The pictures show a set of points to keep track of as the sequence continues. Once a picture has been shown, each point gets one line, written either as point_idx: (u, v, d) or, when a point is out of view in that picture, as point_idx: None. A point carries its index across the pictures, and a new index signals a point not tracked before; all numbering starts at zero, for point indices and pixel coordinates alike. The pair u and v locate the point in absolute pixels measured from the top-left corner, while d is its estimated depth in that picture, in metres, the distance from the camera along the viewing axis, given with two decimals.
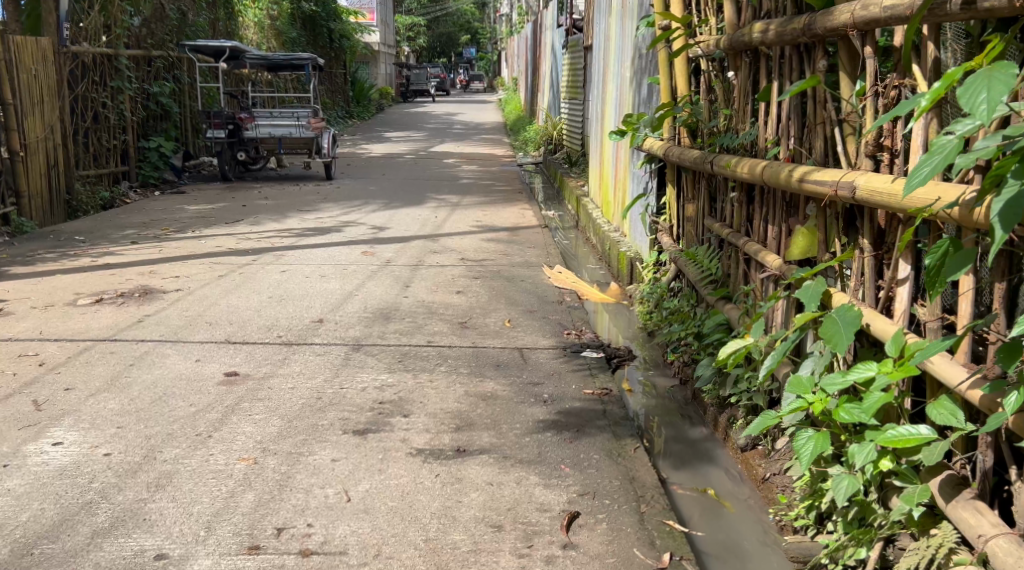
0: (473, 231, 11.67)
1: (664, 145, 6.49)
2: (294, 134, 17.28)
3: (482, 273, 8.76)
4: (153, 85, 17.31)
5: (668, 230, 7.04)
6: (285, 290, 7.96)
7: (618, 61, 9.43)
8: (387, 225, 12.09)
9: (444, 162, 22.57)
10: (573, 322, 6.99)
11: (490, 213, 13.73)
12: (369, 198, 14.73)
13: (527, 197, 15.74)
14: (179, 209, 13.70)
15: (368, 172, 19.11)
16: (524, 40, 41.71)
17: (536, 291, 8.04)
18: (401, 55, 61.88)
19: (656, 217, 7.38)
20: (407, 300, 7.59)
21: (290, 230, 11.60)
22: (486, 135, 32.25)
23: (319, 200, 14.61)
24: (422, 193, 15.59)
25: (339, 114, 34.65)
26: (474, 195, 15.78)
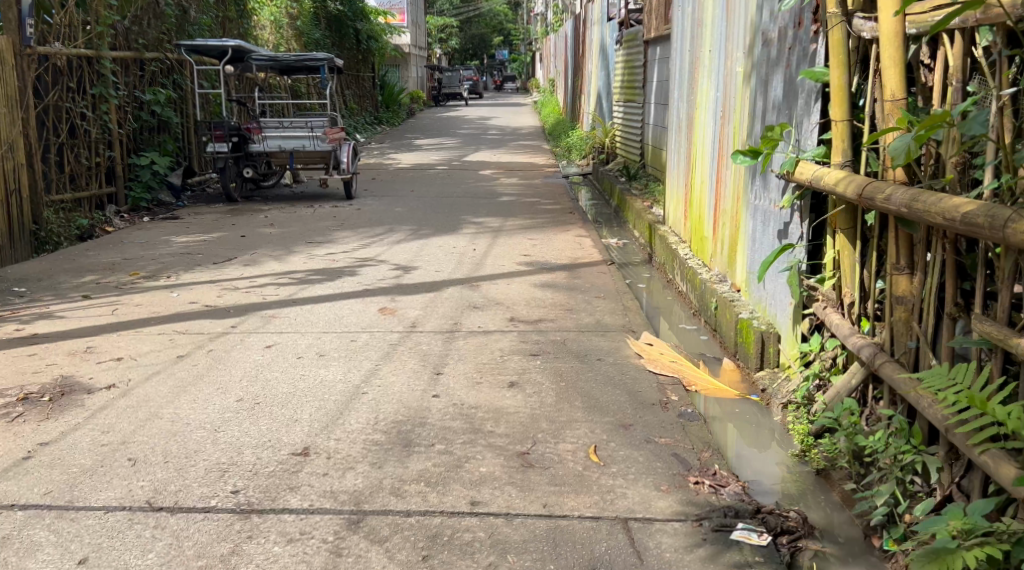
0: (522, 271, 9.32)
1: (861, 181, 4.17)
2: (308, 147, 14.83)
3: (542, 347, 6.32)
4: (146, 92, 15.09)
5: (839, 305, 4.59)
6: (265, 387, 5.52)
7: (720, 55, 7.01)
8: (413, 263, 9.76)
9: (481, 174, 20.16)
10: (697, 452, 4.48)
11: (541, 241, 11.34)
12: (394, 224, 12.41)
13: (580, 219, 13.35)
14: (164, 241, 11.44)
15: (394, 188, 16.79)
16: (563, 38, 39.13)
17: (624, 383, 5.47)
18: (434, 58, 59.48)
19: (812, 279, 4.90)
20: (439, 401, 5.19)
21: (292, 271, 9.30)
22: (525, 142, 29.87)
23: (332, 227, 12.29)
24: (457, 217, 13.27)
25: (366, 121, 32.31)
26: (519, 217, 13.41)
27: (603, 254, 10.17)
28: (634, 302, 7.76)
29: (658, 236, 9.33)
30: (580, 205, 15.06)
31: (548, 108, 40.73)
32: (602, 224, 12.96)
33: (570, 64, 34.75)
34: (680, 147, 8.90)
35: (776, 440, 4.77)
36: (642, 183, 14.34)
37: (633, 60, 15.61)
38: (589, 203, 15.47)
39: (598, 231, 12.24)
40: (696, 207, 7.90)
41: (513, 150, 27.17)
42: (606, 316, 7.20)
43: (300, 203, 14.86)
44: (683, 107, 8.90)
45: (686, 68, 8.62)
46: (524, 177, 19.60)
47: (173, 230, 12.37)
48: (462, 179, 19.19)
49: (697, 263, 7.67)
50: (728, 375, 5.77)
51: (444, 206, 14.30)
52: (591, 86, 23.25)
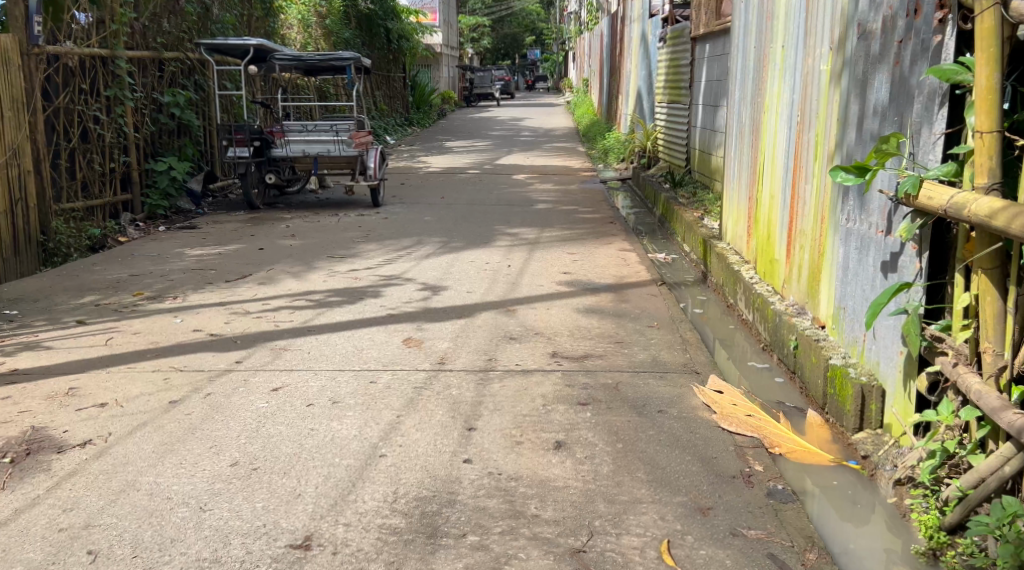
0: (563, 293, 8.43)
1: None
2: (334, 152, 13.88)
3: (594, 394, 5.38)
4: (165, 93, 14.04)
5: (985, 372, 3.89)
6: (261, 454, 4.59)
7: (796, 52, 6.16)
8: (443, 281, 8.90)
9: (514, 179, 19.28)
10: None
11: (582, 256, 10.45)
12: (423, 236, 11.56)
13: (622, 230, 12.45)
14: (177, 254, 10.61)
15: (423, 195, 15.94)
16: (598, 37, 38.24)
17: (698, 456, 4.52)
18: (465, 58, 58.67)
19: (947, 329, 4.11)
20: (469, 485, 4.31)
21: (311, 291, 8.46)
22: (559, 144, 28.96)
23: (357, 238, 11.45)
24: (490, 227, 12.41)
25: (396, 122, 31.49)
26: (557, 227, 12.53)
27: (650, 272, 9.27)
28: (696, 334, 6.86)
29: (716, 255, 8.43)
30: (620, 213, 14.16)
31: (582, 108, 39.78)
32: (646, 237, 12.06)
33: (605, 64, 33.80)
34: (744, 158, 8.01)
35: (883, 522, 4.16)
36: (689, 191, 13.43)
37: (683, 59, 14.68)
38: (631, 210, 14.56)
39: (643, 244, 11.34)
40: (767, 225, 7.03)
41: (547, 152, 26.27)
42: (663, 352, 6.31)
43: (325, 210, 14.04)
44: (744, 111, 8.04)
45: (749, 69, 7.77)
46: (559, 182, 18.72)
47: (188, 241, 11.51)
48: (495, 184, 18.34)
49: (766, 290, 6.80)
50: (815, 433, 4.87)
51: (476, 216, 13.45)
52: (630, 87, 22.31)
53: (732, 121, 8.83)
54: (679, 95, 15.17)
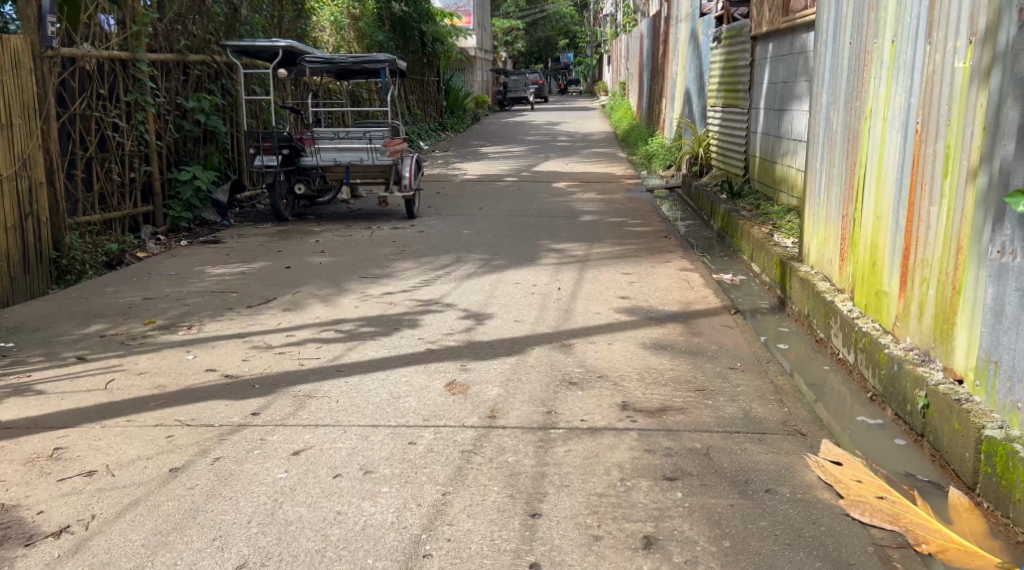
0: (625, 323, 7.48)
1: None
2: (366, 161, 13.01)
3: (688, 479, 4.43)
4: (189, 99, 12.90)
5: None
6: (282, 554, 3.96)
7: (912, 51, 5.43)
8: (488, 307, 7.96)
9: (555, 187, 18.33)
10: None
11: (640, 276, 9.48)
12: (464, 253, 10.62)
13: (678, 245, 11.48)
14: (197, 271, 9.67)
15: (461, 205, 15.01)
16: (637, 38, 37.24)
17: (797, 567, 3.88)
18: (498, 61, 57.81)
19: None
20: None
21: (342, 318, 7.54)
22: (598, 149, 27.99)
23: (392, 255, 10.53)
24: (536, 242, 11.47)
25: (429, 127, 30.60)
26: (607, 242, 11.58)
27: (719, 300, 8.29)
28: (790, 382, 5.91)
29: (803, 282, 7.51)
30: (674, 225, 13.19)
31: (620, 113, 38.76)
32: (707, 254, 11.07)
33: (645, 67, 32.79)
34: (834, 177, 7.15)
35: None
36: (752, 203, 12.45)
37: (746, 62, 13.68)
38: (685, 222, 13.58)
39: (705, 263, 10.36)
40: (865, 250, 6.27)
41: (587, 158, 25.30)
42: (755, 406, 5.34)
43: (357, 222, 13.16)
44: (831, 121, 7.23)
45: (837, 74, 7.00)
46: (603, 191, 17.75)
47: (211, 256, 10.59)
48: (535, 193, 17.40)
49: (873, 327, 5.87)
50: (964, 520, 4.20)
51: (520, 229, 12.51)
52: (676, 91, 21.31)
53: (815, 131, 7.92)
54: (740, 100, 14.16)
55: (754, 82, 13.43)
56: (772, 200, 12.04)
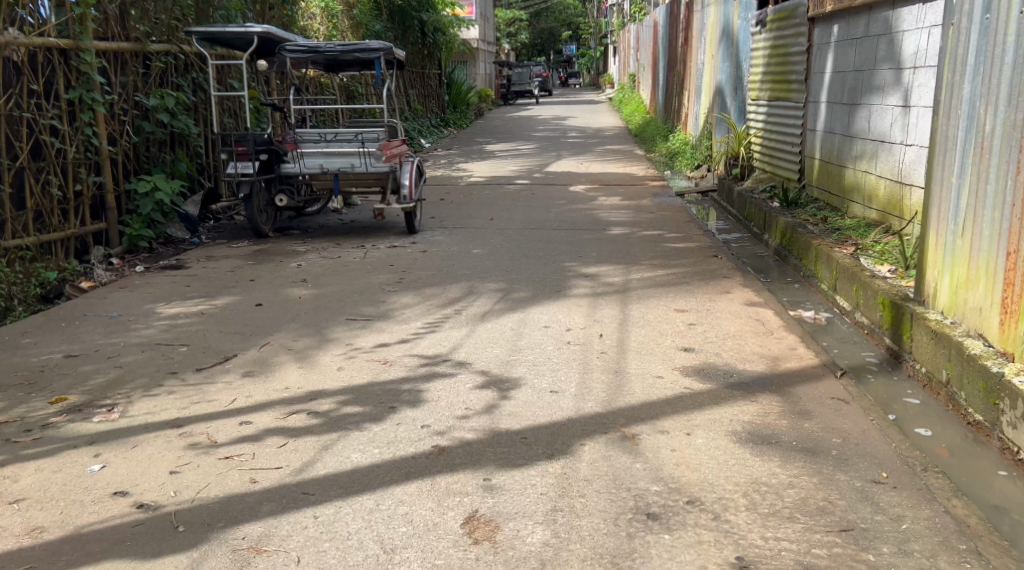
0: (703, 397, 5.55)
1: None
2: (358, 167, 10.95)
3: None
4: (150, 95, 10.78)
5: None
6: None
7: None
8: (513, 368, 6.05)
9: (571, 191, 16.37)
10: None
11: (701, 316, 7.54)
12: (476, 283, 8.70)
13: (733, 268, 9.56)
14: (145, 310, 7.62)
15: (469, 216, 13.08)
16: (650, 27, 35.24)
17: None
18: (500, 54, 55.82)
19: None
20: None
21: (319, 387, 5.62)
22: (612, 146, 26.08)
23: (389, 285, 8.60)
24: (562, 268, 9.56)
25: (430, 124, 28.68)
26: (648, 264, 9.65)
27: (816, 359, 6.38)
28: (978, 516, 4.21)
29: (936, 336, 5.75)
30: (721, 242, 11.27)
31: (630, 106, 36.79)
32: (773, 281, 9.16)
33: (659, 59, 30.82)
34: (988, 194, 5.49)
35: None
36: (817, 217, 10.55)
37: (806, 49, 11.75)
38: (733, 236, 11.66)
39: (775, 296, 8.44)
40: None
41: (602, 156, 23.38)
42: (947, 564, 3.94)
43: (350, 239, 11.25)
44: (987, 118, 5.51)
45: (1009, 55, 5.28)
46: (626, 196, 15.82)
47: (168, 286, 8.51)
48: (551, 199, 15.46)
49: None
50: None
51: (540, 249, 10.59)
52: (704, 84, 19.37)
53: (936, 127, 6.15)
54: (796, 94, 12.23)
55: (816, 72, 11.49)
56: (848, 215, 10.15)
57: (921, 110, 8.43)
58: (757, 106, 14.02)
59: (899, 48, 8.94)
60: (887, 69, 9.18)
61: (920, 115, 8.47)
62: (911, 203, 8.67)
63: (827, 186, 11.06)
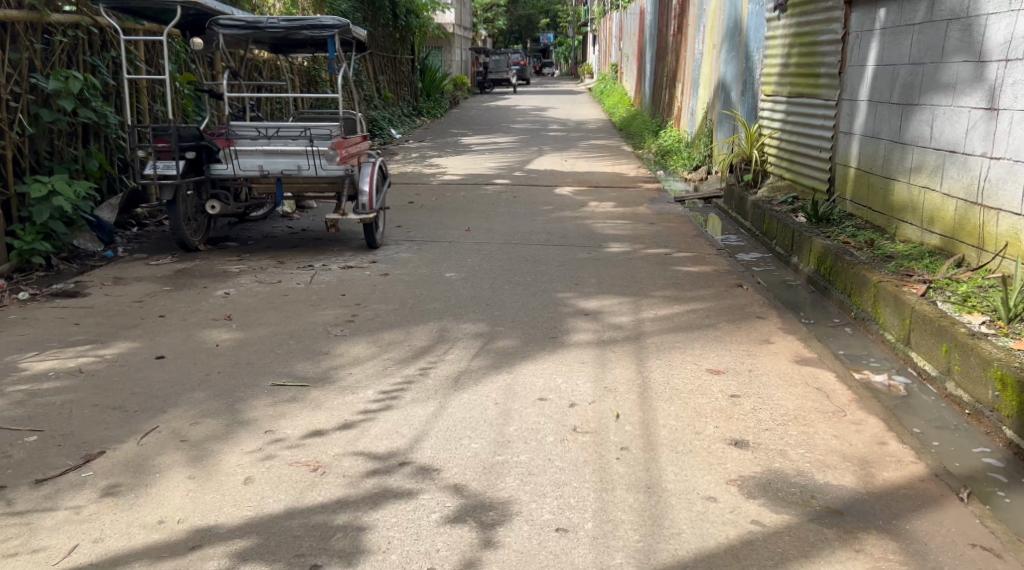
0: (780, 541, 4.04)
1: None
2: (305, 169, 9.02)
3: None
4: (48, 78, 8.99)
5: None
6: None
7: None
8: (499, 478, 4.39)
9: (557, 194, 14.57)
10: None
11: (741, 380, 5.77)
12: (447, 324, 6.92)
13: (765, 302, 7.80)
14: (7, 366, 5.79)
15: (440, 227, 11.23)
16: (635, 16, 33.50)
17: None
18: (478, 40, 53.94)
19: None
20: None
21: (210, 521, 4.12)
22: (597, 141, 24.30)
23: (336, 327, 6.79)
24: (553, 303, 7.79)
25: (402, 113, 26.78)
26: (659, 297, 7.89)
27: (922, 459, 4.60)
28: None
29: None
30: (741, 265, 9.48)
31: (615, 97, 34.97)
32: (816, 323, 7.33)
33: (647, 48, 29.02)
34: None
35: None
36: (855, 236, 8.68)
37: (837, 37, 9.93)
38: (753, 259, 9.85)
39: (829, 346, 6.66)
40: None
41: (587, 153, 21.60)
42: None
43: (299, 254, 9.41)
44: None
45: None
46: (620, 202, 14.02)
47: (51, 327, 6.70)
48: (536, 204, 13.66)
49: None
50: None
51: (527, 273, 8.81)
52: (702, 77, 17.60)
53: None
54: (823, 90, 10.42)
55: (851, 64, 9.68)
56: (904, 232, 8.29)
57: (1018, 114, 6.65)
58: (772, 104, 12.20)
59: (980, 37, 7.12)
60: (960, 62, 7.36)
61: (1015, 121, 6.68)
62: (996, 230, 6.87)
63: (867, 199, 9.20)
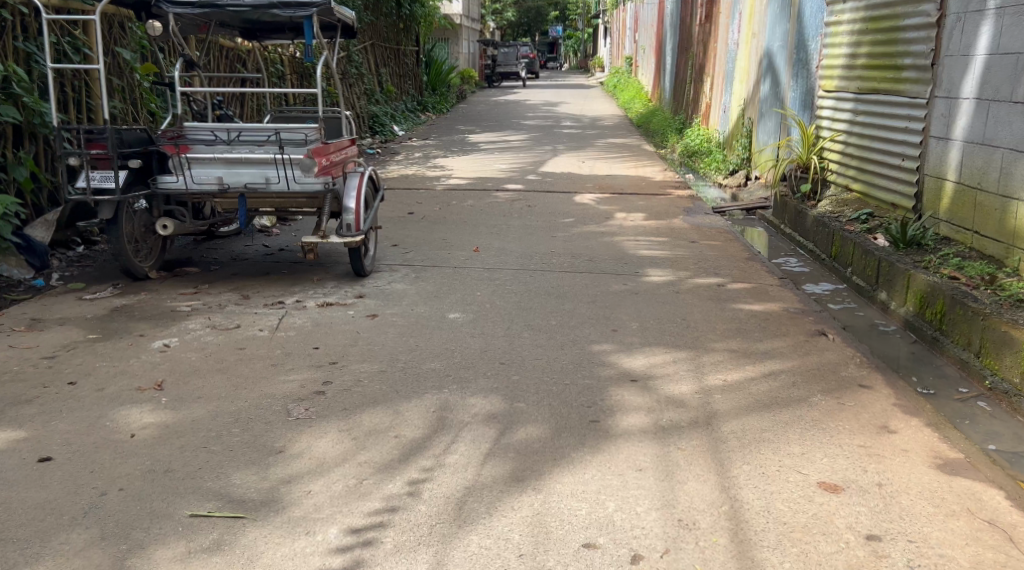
0: None
1: None
2: (274, 183, 7.26)
3: None
4: None
5: None
6: None
7: None
8: None
9: (578, 204, 12.81)
10: None
11: (872, 505, 4.18)
12: (449, 397, 5.21)
13: (862, 361, 6.06)
14: None
15: (443, 248, 9.48)
16: (653, 6, 31.69)
17: None
18: (486, 33, 52.13)
19: None
20: None
21: None
22: (614, 139, 22.54)
23: (299, 403, 5.08)
24: (586, 359, 6.06)
25: (405, 108, 25.00)
26: (722, 352, 6.17)
27: None
28: None
29: None
30: (814, 302, 7.74)
31: (630, 92, 33.19)
32: (937, 392, 5.59)
33: (667, 39, 27.27)
34: None
35: None
36: (960, 267, 6.95)
37: (928, 21, 8.22)
38: (826, 292, 8.14)
39: (970, 435, 4.90)
40: None
41: (606, 152, 19.85)
42: None
43: (271, 285, 7.66)
44: None
45: None
46: (652, 214, 12.26)
47: None
48: (555, 217, 11.92)
49: None
50: None
51: (550, 313, 7.07)
52: (740, 70, 15.87)
53: None
54: (906, 85, 8.70)
55: (947, 55, 7.98)
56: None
57: None
58: (835, 102, 10.49)
59: None
60: None
61: None
62: None
63: (972, 221, 7.46)
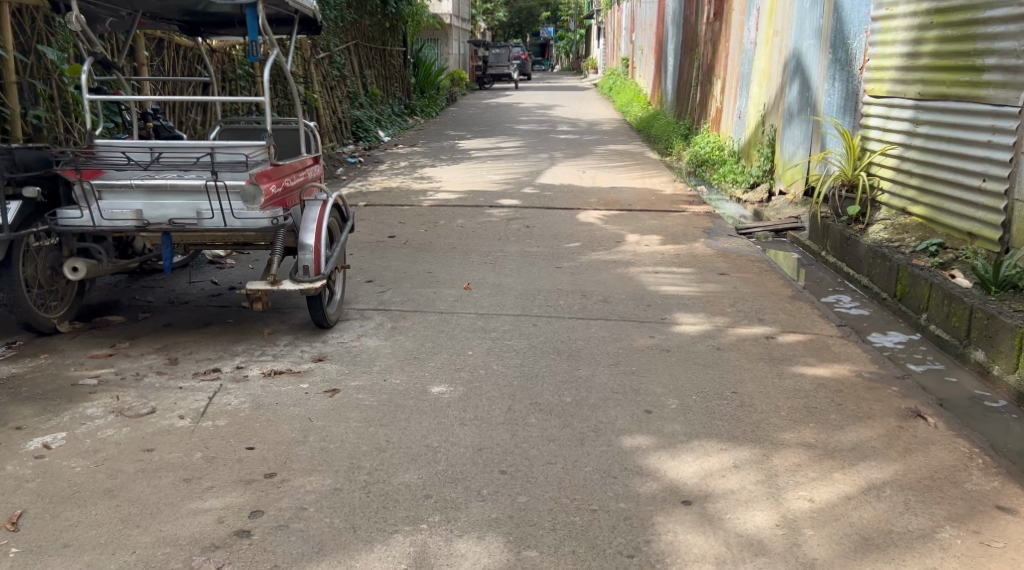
0: None
1: None
2: (208, 218, 5.65)
3: None
4: None
5: None
6: None
7: None
8: None
9: (583, 225, 11.25)
10: None
11: None
12: (427, 544, 3.91)
13: (986, 462, 4.53)
14: None
15: (426, 287, 7.90)
16: (651, 4, 30.19)
17: None
18: (477, 33, 50.61)
19: None
20: None
21: None
22: (615, 145, 21.03)
23: (209, 557, 3.83)
24: (615, 463, 4.52)
25: (392, 112, 23.44)
26: (796, 450, 4.64)
27: None
28: None
29: None
30: (890, 361, 6.21)
31: (627, 95, 31.69)
32: None
33: (668, 38, 25.75)
34: None
35: None
36: None
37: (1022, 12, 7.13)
38: (898, 346, 6.62)
39: None
40: None
41: (607, 160, 18.34)
42: None
43: (209, 344, 6.07)
44: None
45: None
46: (668, 236, 10.70)
47: None
48: (558, 240, 10.36)
49: None
50: None
51: (563, 384, 5.54)
52: (757, 72, 14.41)
53: None
54: (988, 92, 7.53)
55: None
56: None
57: None
58: (886, 109, 9.09)
59: None
60: None
61: None
62: None
63: None
